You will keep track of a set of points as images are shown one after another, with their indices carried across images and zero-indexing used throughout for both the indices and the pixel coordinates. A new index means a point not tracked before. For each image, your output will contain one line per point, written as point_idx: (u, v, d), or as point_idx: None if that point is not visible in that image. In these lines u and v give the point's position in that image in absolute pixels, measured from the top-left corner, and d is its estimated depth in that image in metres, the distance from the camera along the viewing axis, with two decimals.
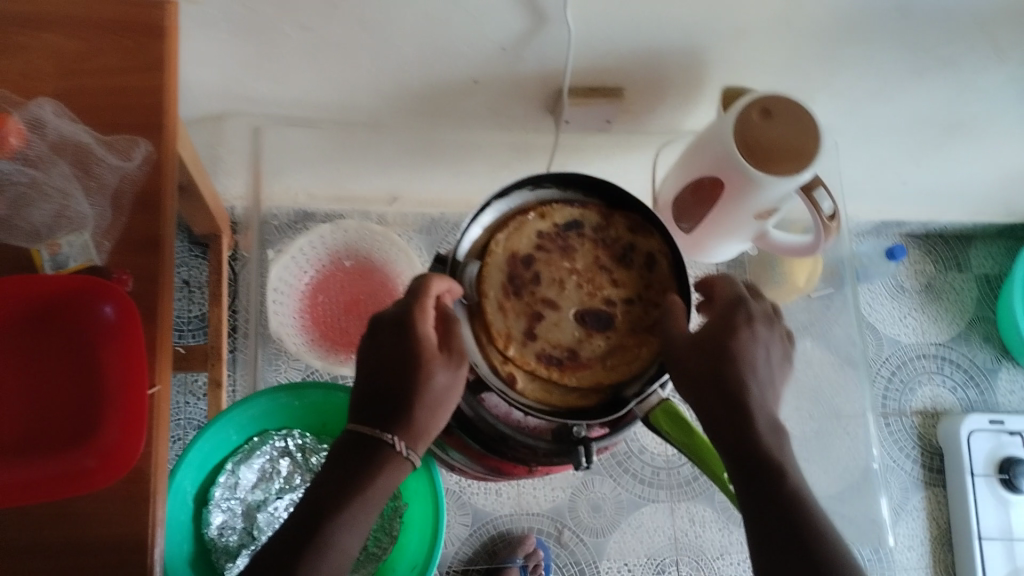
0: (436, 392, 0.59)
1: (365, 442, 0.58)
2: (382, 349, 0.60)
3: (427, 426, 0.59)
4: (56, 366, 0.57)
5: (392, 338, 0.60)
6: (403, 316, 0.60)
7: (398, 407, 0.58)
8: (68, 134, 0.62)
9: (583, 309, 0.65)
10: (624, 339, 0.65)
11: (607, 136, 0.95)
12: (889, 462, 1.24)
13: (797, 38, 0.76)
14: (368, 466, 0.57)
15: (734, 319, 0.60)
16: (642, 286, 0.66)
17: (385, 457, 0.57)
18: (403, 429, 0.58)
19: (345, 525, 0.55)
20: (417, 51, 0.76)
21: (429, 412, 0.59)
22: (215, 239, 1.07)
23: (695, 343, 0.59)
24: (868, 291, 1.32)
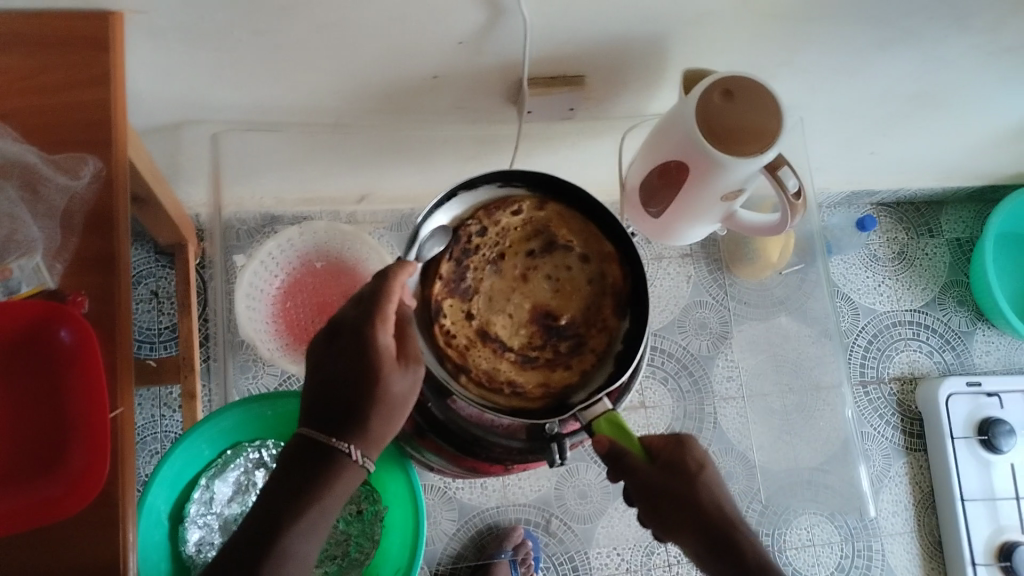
0: (398, 398, 0.57)
1: (317, 450, 0.56)
2: (333, 356, 0.58)
3: (378, 429, 0.57)
4: (13, 396, 0.56)
5: (349, 342, 0.57)
6: (360, 320, 0.57)
7: (349, 416, 0.57)
8: (13, 155, 0.60)
9: (540, 310, 0.65)
10: (575, 345, 0.65)
11: (572, 124, 0.95)
12: (870, 430, 1.25)
13: (757, 18, 0.76)
14: (320, 476, 0.56)
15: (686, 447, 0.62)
16: (594, 295, 0.66)
17: (332, 467, 0.56)
18: (353, 432, 0.56)
19: (303, 533, 0.55)
20: (373, 50, 0.74)
21: (384, 419, 0.57)
22: (182, 249, 1.05)
23: (658, 473, 0.60)
24: (840, 262, 1.32)
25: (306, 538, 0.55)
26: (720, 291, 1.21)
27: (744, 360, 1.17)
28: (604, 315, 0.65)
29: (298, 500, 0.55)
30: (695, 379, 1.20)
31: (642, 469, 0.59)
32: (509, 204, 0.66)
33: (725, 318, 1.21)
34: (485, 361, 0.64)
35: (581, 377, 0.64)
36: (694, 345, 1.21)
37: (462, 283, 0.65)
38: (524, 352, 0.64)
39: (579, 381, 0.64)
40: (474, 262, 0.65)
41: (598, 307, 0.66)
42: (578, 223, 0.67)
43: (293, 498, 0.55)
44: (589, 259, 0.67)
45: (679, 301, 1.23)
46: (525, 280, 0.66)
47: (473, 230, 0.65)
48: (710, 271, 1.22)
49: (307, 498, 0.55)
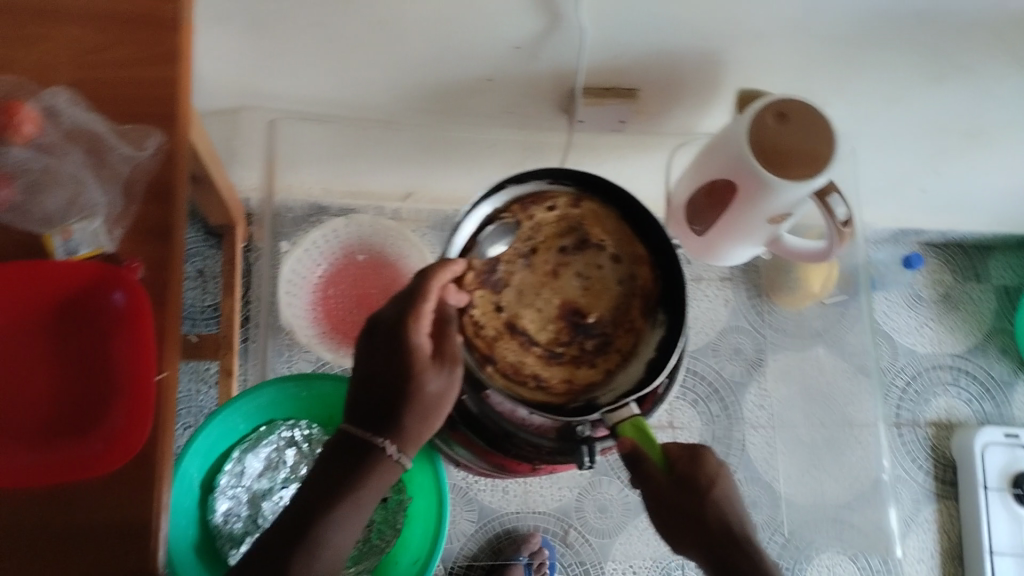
0: (432, 398, 0.57)
1: (353, 444, 0.57)
2: (371, 354, 0.58)
3: (414, 427, 0.57)
4: (71, 356, 0.60)
5: (386, 340, 0.57)
6: (397, 319, 0.57)
7: (386, 414, 0.57)
8: (82, 123, 0.62)
9: (568, 308, 0.64)
10: (601, 344, 0.64)
11: (622, 137, 0.95)
12: (900, 472, 1.23)
13: (814, 43, 0.76)
14: (355, 468, 0.56)
15: (704, 460, 0.60)
16: (623, 295, 0.65)
17: (365, 460, 0.56)
18: (389, 429, 0.57)
19: (336, 523, 0.56)
20: (431, 48, 0.76)
21: (419, 419, 0.57)
22: (230, 231, 1.08)
23: (674, 482, 0.58)
24: (883, 299, 1.30)
25: (340, 526, 0.56)
26: (758, 317, 1.19)
27: (777, 390, 1.14)
28: (633, 315, 0.64)
29: (335, 490, 0.56)
30: (725, 406, 1.17)
31: (659, 481, 0.57)
32: (546, 198, 0.65)
33: (761, 346, 1.18)
34: (511, 353, 0.62)
35: (606, 376, 0.63)
36: (727, 370, 1.19)
37: (494, 275, 0.64)
38: (551, 347, 0.63)
39: (603, 380, 0.63)
40: (506, 255, 0.64)
41: (626, 308, 0.64)
42: (613, 220, 0.66)
43: (330, 485, 0.56)
44: (622, 260, 0.65)
45: (716, 324, 1.21)
46: (556, 276, 0.65)
47: (508, 223, 0.64)
48: (749, 296, 1.21)
49: (341, 487, 0.56)
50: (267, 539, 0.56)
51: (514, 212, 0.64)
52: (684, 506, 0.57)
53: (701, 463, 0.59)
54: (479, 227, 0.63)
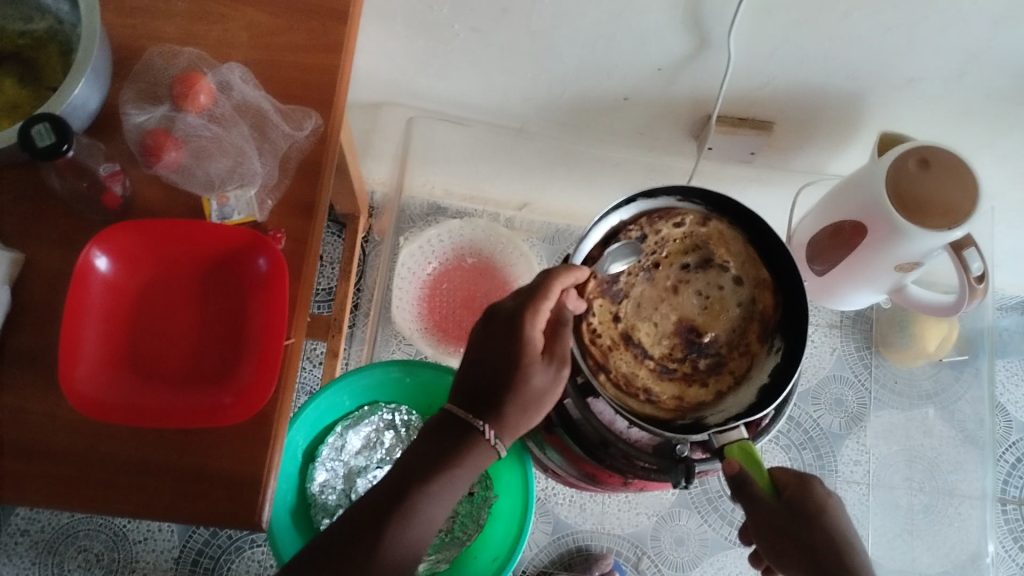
0: (536, 393, 0.58)
1: (455, 425, 0.58)
2: (484, 342, 0.60)
3: (515, 417, 0.58)
4: (211, 310, 0.64)
5: (500, 330, 0.59)
6: (515, 311, 0.59)
7: (490, 399, 0.58)
8: (250, 99, 0.67)
9: (685, 326, 0.64)
10: (715, 366, 0.63)
11: (748, 169, 0.95)
12: (1001, 552, 1.16)
13: (968, 93, 0.74)
14: (454, 447, 0.57)
15: (814, 486, 0.60)
16: (742, 318, 0.64)
17: (465, 441, 0.57)
18: (491, 414, 0.58)
19: (432, 497, 0.56)
20: (574, 62, 0.78)
21: (521, 410, 0.58)
22: (353, 219, 1.13)
23: (782, 505, 0.59)
24: (1003, 367, 1.23)
25: (435, 502, 0.56)
26: (864, 370, 1.15)
27: (876, 447, 1.11)
28: (750, 340, 0.64)
29: (432, 466, 0.56)
30: (821, 455, 1.12)
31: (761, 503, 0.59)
32: (674, 215, 0.65)
33: (863, 400, 1.14)
34: (624, 364, 0.63)
35: (717, 397, 0.63)
36: (826, 420, 1.13)
37: (614, 286, 0.64)
38: (664, 363, 0.63)
39: (714, 401, 0.63)
40: (629, 266, 0.64)
41: (744, 330, 0.64)
42: (739, 242, 0.65)
43: (429, 460, 0.57)
44: (744, 282, 0.64)
45: (819, 371, 1.15)
46: (676, 292, 0.64)
47: (633, 235, 0.64)
48: (857, 348, 1.16)
49: (439, 463, 0.56)
50: (360, 506, 0.56)
51: (642, 225, 0.64)
52: (794, 533, 0.58)
53: (809, 490, 0.60)
54: (606, 238, 0.64)
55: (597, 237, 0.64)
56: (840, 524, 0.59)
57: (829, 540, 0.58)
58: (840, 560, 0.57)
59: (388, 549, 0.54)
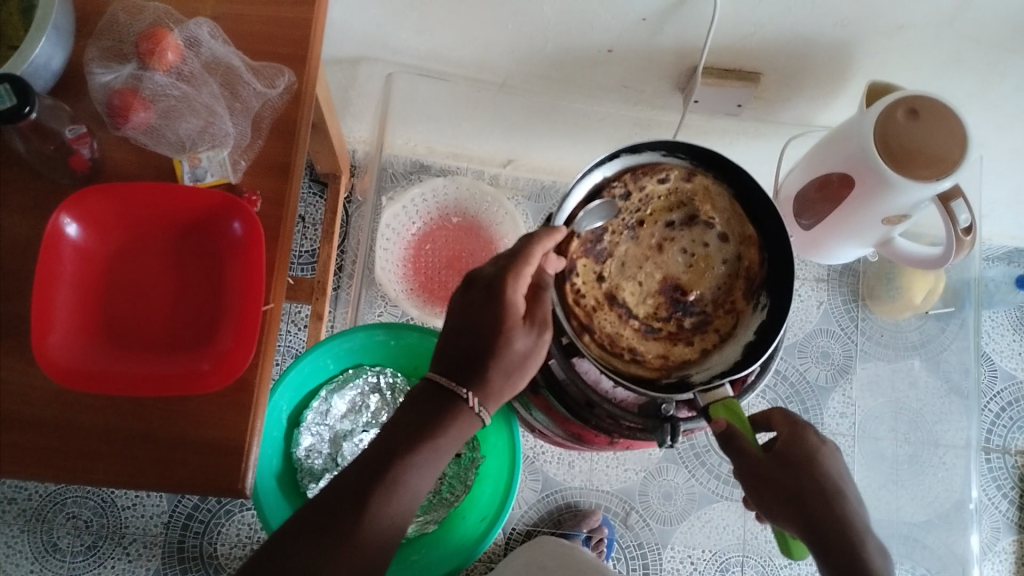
0: (518, 357, 0.58)
1: (437, 393, 0.58)
2: (463, 308, 0.59)
3: (496, 383, 0.57)
4: (184, 275, 0.62)
5: (480, 295, 0.58)
6: (495, 276, 0.58)
7: (472, 366, 0.57)
8: (220, 55, 0.64)
9: (669, 285, 0.63)
10: (700, 324, 0.63)
11: (735, 121, 0.93)
12: (984, 499, 1.18)
13: (958, 39, 0.72)
14: (437, 416, 0.57)
15: (805, 436, 0.59)
16: (727, 275, 0.63)
17: (448, 410, 0.57)
18: (471, 380, 0.57)
19: (416, 466, 0.56)
20: (557, 13, 0.75)
21: (503, 375, 0.58)
22: (334, 179, 1.11)
23: (772, 458, 0.58)
24: (988, 318, 1.24)
25: (418, 471, 0.56)
26: (851, 323, 1.15)
27: (864, 399, 1.11)
28: (735, 297, 0.63)
29: (415, 435, 0.56)
30: (806, 408, 1.12)
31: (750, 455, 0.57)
32: (658, 170, 0.63)
33: (850, 352, 1.14)
34: (609, 324, 0.63)
35: (701, 355, 0.63)
36: (813, 373, 1.13)
37: (598, 245, 0.64)
38: (649, 322, 0.63)
39: (698, 359, 0.63)
40: (612, 224, 0.63)
41: (729, 288, 0.63)
42: (725, 198, 0.64)
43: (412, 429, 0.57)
44: (729, 239, 0.63)
45: (805, 325, 1.15)
46: (660, 250, 0.64)
47: (617, 193, 0.63)
48: (844, 301, 1.16)
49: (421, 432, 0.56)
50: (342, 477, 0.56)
51: (626, 181, 0.63)
52: (781, 482, 0.57)
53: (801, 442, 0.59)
54: (589, 195, 0.62)
55: (579, 195, 0.62)
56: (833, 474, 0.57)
57: (817, 486, 0.56)
58: (834, 511, 0.55)
59: (371, 522, 0.54)
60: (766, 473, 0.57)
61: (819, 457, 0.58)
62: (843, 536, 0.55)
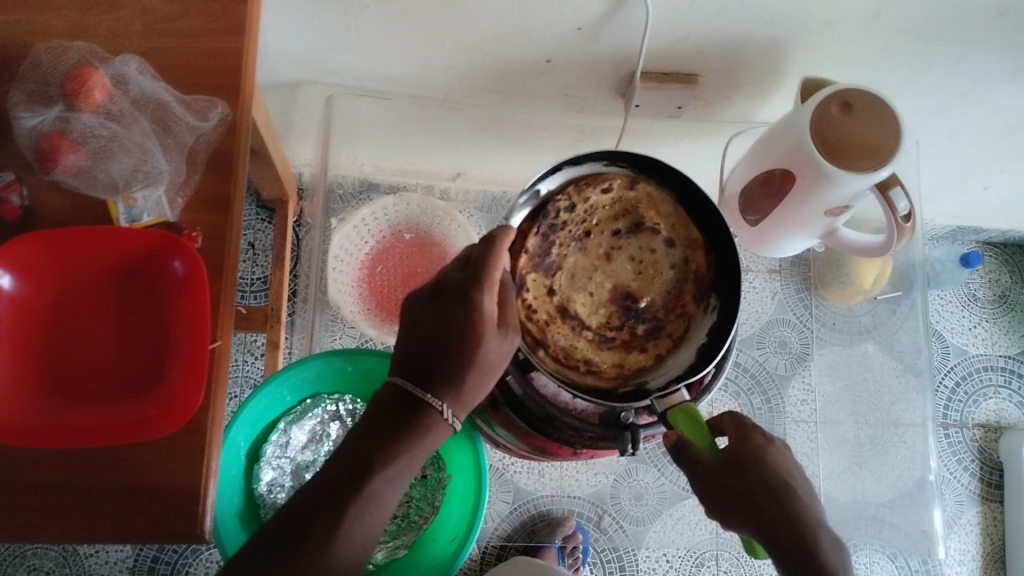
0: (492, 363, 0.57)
1: (407, 400, 0.56)
2: (433, 314, 0.57)
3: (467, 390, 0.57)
4: (127, 319, 0.61)
5: (452, 302, 0.57)
6: (468, 283, 0.56)
7: (443, 374, 0.56)
8: (150, 91, 0.63)
9: (620, 293, 0.63)
10: (653, 330, 0.64)
11: (678, 122, 0.94)
12: (945, 474, 1.20)
13: (885, 32, 0.74)
14: (410, 424, 0.56)
15: (751, 437, 0.61)
16: (676, 280, 0.64)
17: (418, 422, 0.56)
18: (442, 389, 0.56)
19: (388, 477, 0.55)
20: (492, 27, 0.75)
21: (477, 382, 0.57)
22: (282, 204, 1.09)
23: (723, 466, 0.58)
24: (937, 297, 1.27)
25: (391, 480, 0.55)
26: (806, 311, 1.19)
27: (822, 385, 1.14)
28: (685, 300, 0.64)
29: (387, 444, 0.55)
30: (768, 398, 1.16)
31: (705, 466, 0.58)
32: (601, 180, 0.64)
33: (807, 340, 1.18)
34: (563, 338, 0.63)
35: (656, 361, 0.63)
36: (771, 363, 1.17)
37: (547, 259, 0.63)
38: (602, 332, 0.63)
39: (654, 365, 0.63)
40: (559, 237, 0.63)
41: (679, 292, 0.64)
42: (668, 203, 0.65)
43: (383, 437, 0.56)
44: (676, 243, 0.64)
45: (762, 316, 1.19)
46: (609, 259, 0.64)
47: (562, 206, 0.63)
48: (798, 291, 1.20)
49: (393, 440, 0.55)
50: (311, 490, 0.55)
51: (570, 193, 0.63)
52: (729, 485, 0.58)
53: (748, 442, 0.60)
54: (535, 207, 0.63)
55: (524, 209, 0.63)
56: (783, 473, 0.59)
57: (767, 488, 0.58)
58: (791, 517, 0.57)
59: (342, 543, 0.54)
60: (717, 479, 0.58)
61: (768, 456, 0.60)
62: (797, 531, 0.56)
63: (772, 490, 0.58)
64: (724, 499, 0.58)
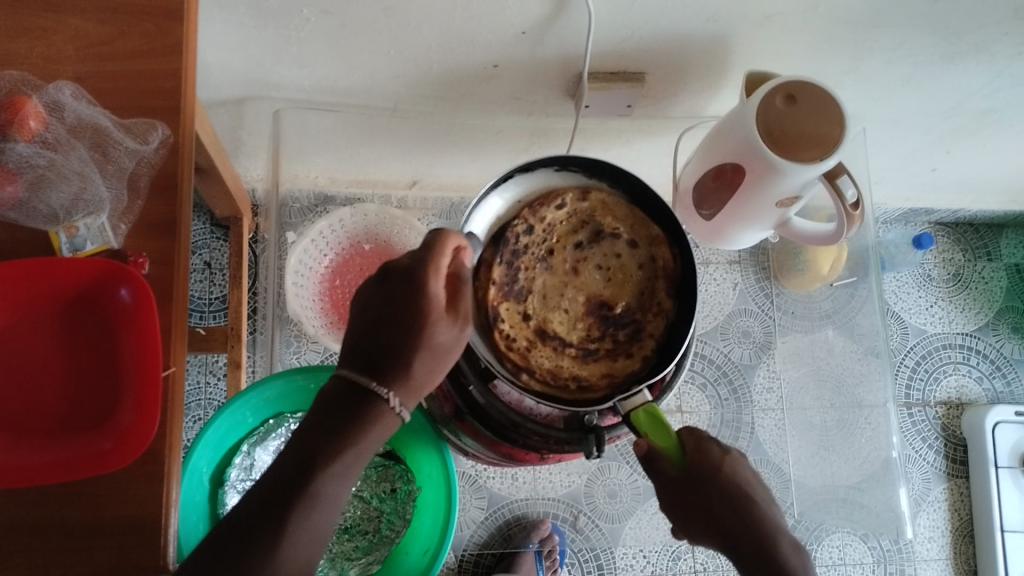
0: (439, 353, 0.55)
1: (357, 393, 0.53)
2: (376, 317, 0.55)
3: (424, 382, 0.54)
4: (74, 352, 0.60)
5: (401, 287, 0.54)
6: (417, 266, 0.55)
7: (390, 366, 0.54)
8: (86, 117, 0.61)
9: (593, 306, 0.63)
10: (634, 334, 0.63)
11: (628, 121, 0.94)
12: (911, 453, 1.23)
13: (823, 23, 0.75)
14: (358, 418, 0.53)
15: (708, 448, 0.59)
16: (645, 281, 0.64)
17: (375, 412, 0.53)
18: (398, 380, 0.54)
19: (335, 474, 0.52)
20: (436, 35, 0.75)
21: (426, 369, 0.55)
22: (236, 222, 1.08)
23: (685, 476, 0.58)
24: (893, 279, 1.29)
25: (337, 479, 0.52)
26: (767, 300, 1.20)
27: (786, 371, 1.14)
28: (659, 298, 0.63)
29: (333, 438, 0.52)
30: (735, 388, 1.17)
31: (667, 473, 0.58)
32: (554, 197, 0.64)
33: (769, 328, 1.19)
34: (547, 360, 0.62)
35: (644, 364, 0.62)
36: (736, 353, 1.19)
37: (516, 285, 0.63)
38: (584, 346, 0.63)
39: (643, 368, 0.62)
40: (524, 260, 0.63)
41: (651, 291, 0.63)
42: (624, 206, 0.65)
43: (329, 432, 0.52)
44: (639, 244, 0.64)
45: (724, 308, 1.20)
46: (577, 272, 0.64)
47: (520, 230, 0.63)
48: (758, 280, 1.21)
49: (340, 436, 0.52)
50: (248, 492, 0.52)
51: (525, 217, 0.63)
52: (691, 498, 0.58)
53: (706, 453, 0.59)
54: (488, 232, 0.64)
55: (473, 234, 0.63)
56: (743, 484, 0.59)
57: (725, 497, 0.58)
58: (757, 528, 0.57)
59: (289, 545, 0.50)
60: (678, 493, 0.58)
61: (725, 468, 0.58)
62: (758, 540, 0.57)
63: (734, 501, 0.58)
64: (688, 512, 0.58)
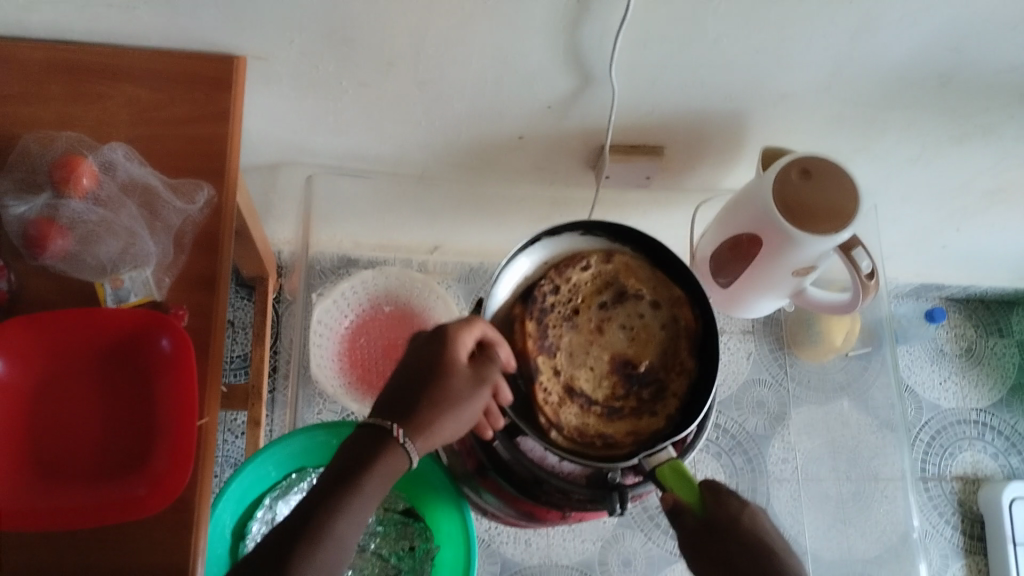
0: (450, 396, 0.59)
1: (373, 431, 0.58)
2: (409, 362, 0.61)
3: (430, 424, 0.58)
4: (113, 399, 0.61)
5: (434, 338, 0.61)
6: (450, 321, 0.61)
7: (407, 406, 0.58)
8: (136, 176, 0.66)
9: (617, 364, 0.65)
10: (658, 392, 0.65)
11: (646, 192, 0.98)
12: (928, 529, 1.21)
13: (835, 103, 0.79)
14: (370, 454, 0.56)
15: (727, 502, 0.60)
16: (666, 341, 0.66)
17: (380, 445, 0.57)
18: (407, 417, 0.58)
19: (347, 514, 0.54)
20: (465, 107, 0.79)
21: (433, 410, 0.58)
22: (261, 282, 1.10)
23: (703, 528, 0.59)
24: (906, 353, 1.30)
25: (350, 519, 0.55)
26: (781, 370, 1.18)
27: (802, 442, 1.12)
28: (681, 357, 0.65)
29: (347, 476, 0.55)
30: (749, 458, 1.14)
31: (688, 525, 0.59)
32: (579, 259, 0.66)
33: (784, 399, 1.15)
34: (574, 417, 0.63)
35: (669, 422, 0.63)
36: (750, 424, 1.15)
37: (545, 342, 0.65)
38: (610, 403, 0.64)
39: (667, 424, 0.63)
40: (551, 318, 0.65)
41: (674, 351, 0.65)
42: (646, 268, 0.67)
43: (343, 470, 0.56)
44: (661, 305, 0.66)
45: (738, 377, 1.18)
46: (601, 332, 0.66)
47: (547, 290, 0.65)
48: (771, 349, 1.19)
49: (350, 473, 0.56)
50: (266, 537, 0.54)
51: (552, 277, 0.65)
52: (711, 550, 0.59)
53: (725, 503, 0.60)
54: (515, 292, 0.66)
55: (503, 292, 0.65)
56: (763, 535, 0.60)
57: (745, 549, 0.59)
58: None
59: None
60: (698, 542, 0.59)
61: (744, 519, 0.60)
62: None
63: (754, 554, 0.59)
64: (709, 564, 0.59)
